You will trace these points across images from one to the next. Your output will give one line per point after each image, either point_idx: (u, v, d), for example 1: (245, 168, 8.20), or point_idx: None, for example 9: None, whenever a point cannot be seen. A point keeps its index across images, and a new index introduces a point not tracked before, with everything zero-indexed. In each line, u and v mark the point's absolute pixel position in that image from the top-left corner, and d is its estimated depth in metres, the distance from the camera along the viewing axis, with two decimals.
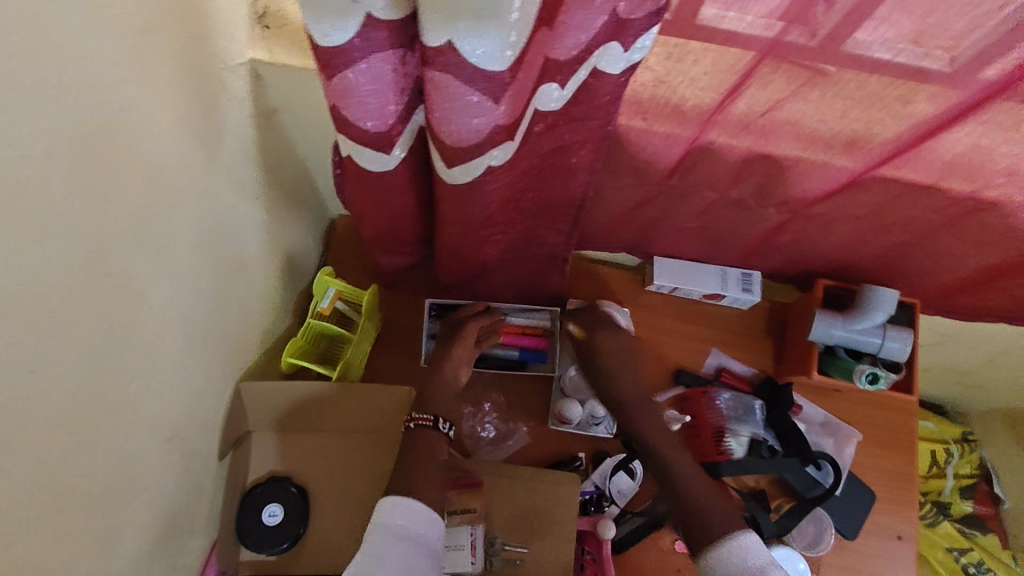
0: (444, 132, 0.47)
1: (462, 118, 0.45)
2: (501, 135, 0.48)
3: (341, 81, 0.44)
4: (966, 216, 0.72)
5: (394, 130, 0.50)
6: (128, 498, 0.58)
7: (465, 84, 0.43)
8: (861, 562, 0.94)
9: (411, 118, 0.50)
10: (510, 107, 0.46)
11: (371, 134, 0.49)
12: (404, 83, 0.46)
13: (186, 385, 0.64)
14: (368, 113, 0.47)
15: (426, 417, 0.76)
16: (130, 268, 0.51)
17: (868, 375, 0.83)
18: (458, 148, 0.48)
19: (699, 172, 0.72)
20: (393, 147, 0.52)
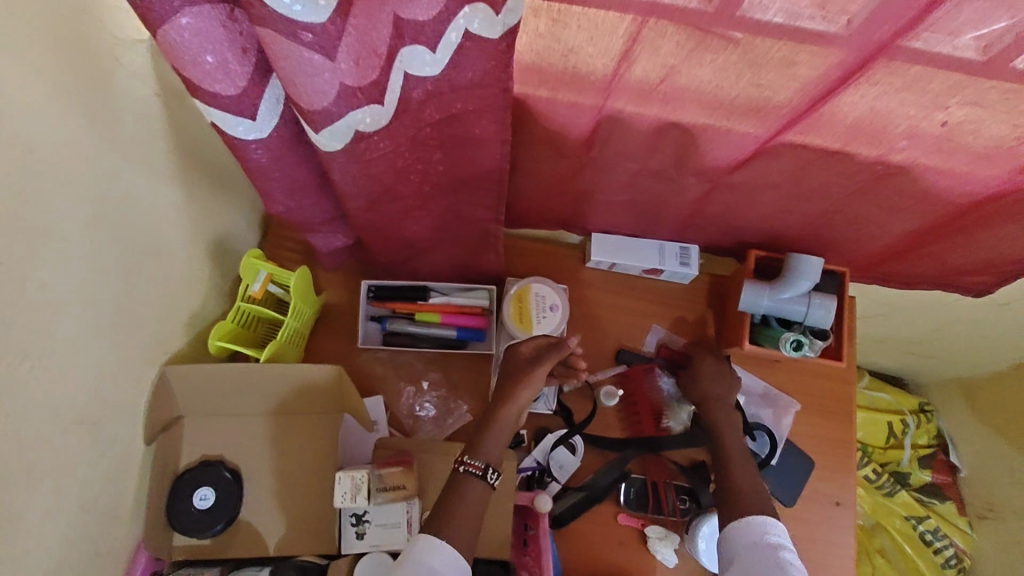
0: (295, 94, 0.48)
1: (305, 77, 0.46)
2: (358, 96, 0.49)
3: (167, 38, 0.44)
4: (879, 181, 0.73)
5: (251, 93, 0.50)
6: (31, 482, 0.57)
7: (294, 40, 0.43)
8: (799, 529, 0.96)
9: (268, 80, 0.50)
10: (358, 66, 0.47)
11: (225, 98, 0.49)
12: (240, 38, 0.46)
13: (90, 368, 0.63)
14: (209, 74, 0.47)
15: (476, 463, 0.76)
16: (10, 248, 0.50)
17: (793, 342, 0.84)
18: (314, 111, 0.49)
19: (615, 142, 0.73)
20: (257, 113, 0.51)
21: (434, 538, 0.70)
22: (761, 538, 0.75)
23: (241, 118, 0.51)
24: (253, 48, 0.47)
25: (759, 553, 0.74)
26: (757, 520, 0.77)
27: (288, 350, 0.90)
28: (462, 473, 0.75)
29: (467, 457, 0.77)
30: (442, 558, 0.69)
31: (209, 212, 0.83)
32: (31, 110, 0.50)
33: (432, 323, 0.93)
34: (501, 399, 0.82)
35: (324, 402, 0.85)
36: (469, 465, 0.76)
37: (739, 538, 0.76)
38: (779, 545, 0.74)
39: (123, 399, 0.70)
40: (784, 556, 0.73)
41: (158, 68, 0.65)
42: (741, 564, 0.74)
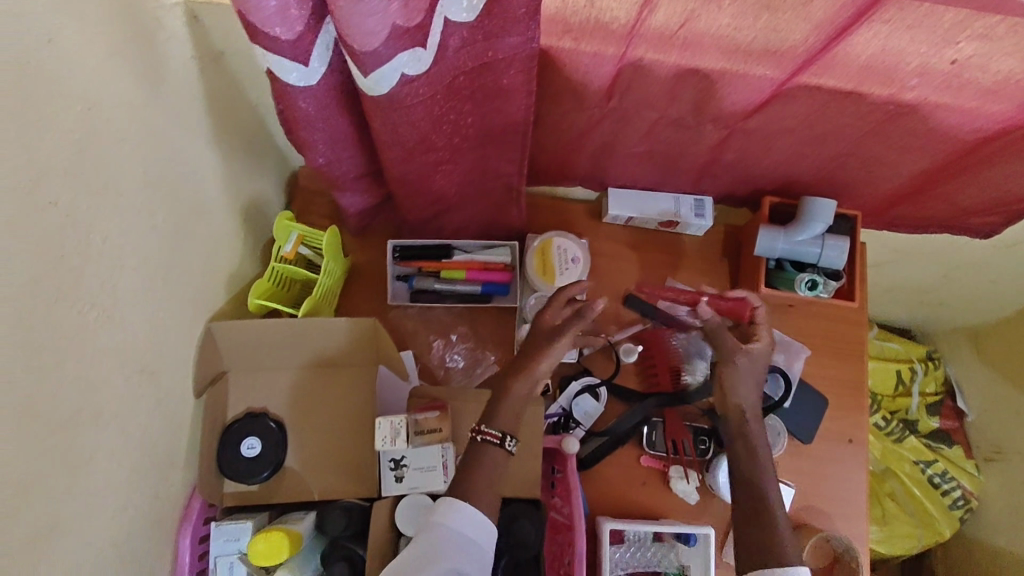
0: (349, 37, 0.50)
1: (362, 20, 0.48)
2: (405, 39, 0.52)
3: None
4: (891, 121, 0.75)
5: (305, 42, 0.52)
6: (99, 423, 0.61)
7: None
8: (813, 465, 1.00)
9: (321, 27, 0.52)
10: (405, 8, 0.50)
11: (282, 42, 0.51)
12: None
13: (146, 320, 0.67)
14: (269, 18, 0.48)
15: (493, 432, 0.78)
16: (74, 201, 0.54)
17: (807, 282, 0.89)
18: (367, 56, 0.52)
19: (634, 91, 0.75)
20: (310, 59, 0.54)
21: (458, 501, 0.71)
22: None
23: (296, 65, 0.54)
24: None
25: None
26: None
27: (322, 307, 0.94)
28: (481, 443, 0.77)
29: (484, 428, 0.79)
30: (464, 519, 0.70)
31: (242, 175, 0.86)
32: (86, 66, 0.53)
33: (457, 280, 0.96)
34: (519, 369, 0.84)
35: (359, 354, 0.89)
36: (486, 434, 0.78)
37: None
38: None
39: (175, 351, 0.74)
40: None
41: (193, 31, 0.67)
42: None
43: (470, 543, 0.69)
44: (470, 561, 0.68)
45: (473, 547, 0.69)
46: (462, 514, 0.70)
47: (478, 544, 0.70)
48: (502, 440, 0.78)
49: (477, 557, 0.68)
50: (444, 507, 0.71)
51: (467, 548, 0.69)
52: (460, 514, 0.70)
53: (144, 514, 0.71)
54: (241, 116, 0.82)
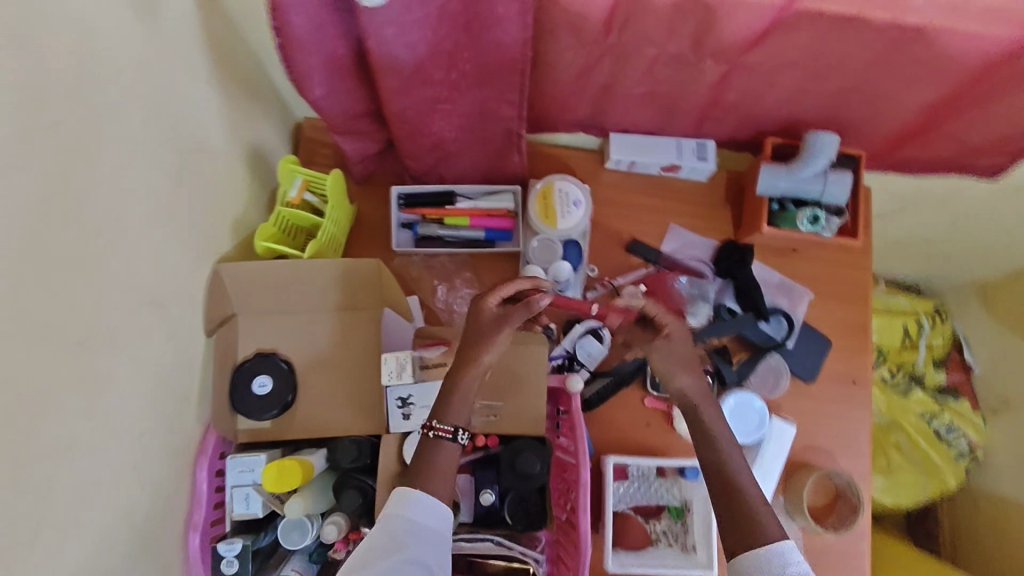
0: None
1: None
2: None
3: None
4: (892, 48, 0.75)
5: None
6: (113, 348, 0.64)
7: None
8: (816, 405, 1.01)
9: None
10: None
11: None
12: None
13: (155, 254, 0.69)
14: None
15: (445, 427, 0.75)
16: (78, 124, 0.55)
17: (809, 217, 0.89)
18: None
19: (634, 25, 0.75)
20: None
21: (415, 491, 0.70)
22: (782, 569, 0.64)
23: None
24: None
25: None
26: (776, 554, 0.65)
27: (328, 253, 0.95)
28: (433, 439, 0.74)
29: (437, 421, 0.75)
30: (423, 508, 0.70)
31: (245, 120, 0.87)
32: None
33: (462, 226, 0.98)
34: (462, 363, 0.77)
35: (365, 296, 0.91)
36: (438, 430, 0.75)
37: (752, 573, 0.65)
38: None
39: (184, 288, 0.76)
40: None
41: None
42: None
43: (428, 532, 0.69)
44: (428, 550, 0.68)
45: (432, 537, 0.69)
46: (423, 505, 0.70)
47: (436, 533, 0.69)
48: (455, 433, 0.75)
49: (438, 545, 0.69)
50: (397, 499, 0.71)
51: (426, 538, 0.68)
52: (416, 504, 0.70)
53: (160, 444, 0.74)
54: (241, 60, 0.83)
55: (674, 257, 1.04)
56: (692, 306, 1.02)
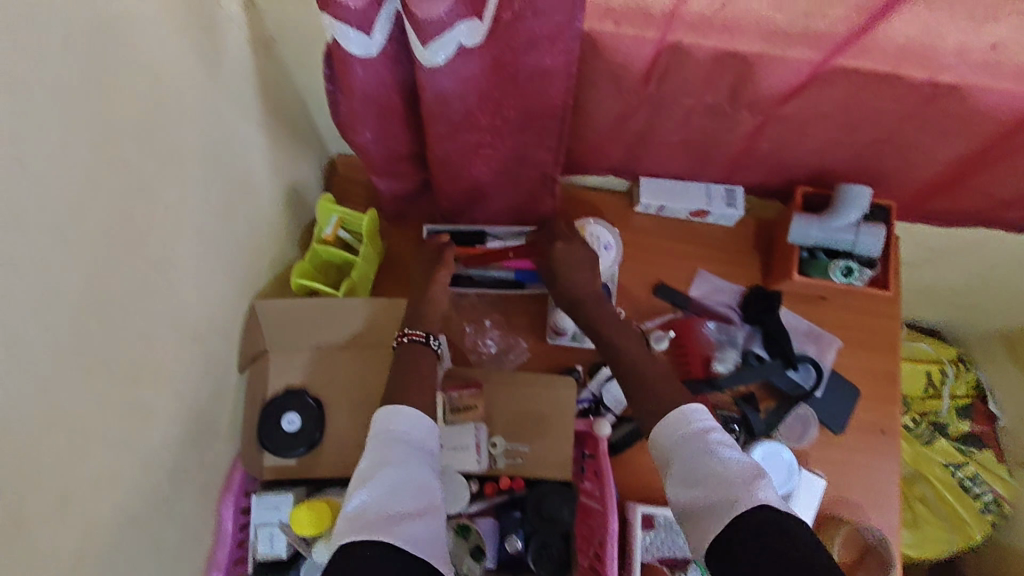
0: (416, 8, 0.51)
1: None
2: (465, 10, 0.53)
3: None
4: (926, 105, 0.76)
5: (371, 12, 0.53)
6: (155, 383, 0.64)
7: None
8: (845, 456, 0.99)
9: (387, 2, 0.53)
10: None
11: (351, 11, 0.52)
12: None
13: (199, 289, 0.70)
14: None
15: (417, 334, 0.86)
16: (141, 167, 0.57)
17: (841, 269, 0.89)
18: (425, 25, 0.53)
19: (672, 76, 0.76)
20: (372, 28, 0.55)
21: (395, 406, 0.72)
22: (691, 428, 0.72)
23: (358, 32, 0.54)
24: None
25: (694, 443, 0.71)
26: (687, 416, 0.74)
27: (360, 290, 0.96)
28: (409, 342, 0.84)
29: (410, 329, 0.86)
30: (404, 421, 0.71)
31: (286, 159, 0.89)
32: (157, 38, 0.56)
33: (491, 264, 1.00)
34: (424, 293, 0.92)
35: (385, 338, 0.91)
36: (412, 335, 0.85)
37: (670, 438, 0.73)
38: (707, 429, 0.72)
39: (223, 323, 0.77)
40: (715, 439, 0.70)
41: (250, 16, 0.71)
42: (680, 458, 0.71)
43: (419, 445, 0.70)
44: (422, 461, 0.68)
45: (422, 450, 0.70)
46: (404, 417, 0.71)
47: (426, 447, 0.70)
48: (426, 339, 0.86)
49: (425, 455, 0.70)
50: (383, 416, 0.72)
51: (412, 448, 0.69)
52: (401, 416, 0.71)
53: (191, 478, 0.74)
54: (286, 100, 0.85)
55: (700, 301, 1.05)
56: (720, 352, 1.02)
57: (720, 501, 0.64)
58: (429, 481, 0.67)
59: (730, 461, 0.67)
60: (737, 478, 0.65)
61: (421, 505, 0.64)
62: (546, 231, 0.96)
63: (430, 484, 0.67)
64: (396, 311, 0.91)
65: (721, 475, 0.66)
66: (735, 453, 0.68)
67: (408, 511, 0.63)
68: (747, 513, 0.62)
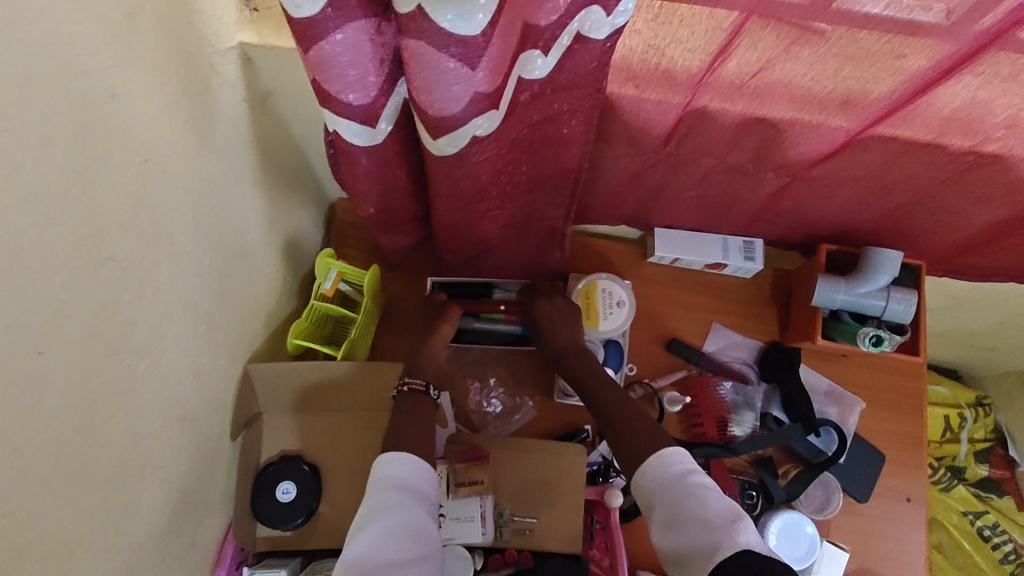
0: (426, 102, 0.46)
1: (441, 85, 0.45)
2: (483, 103, 0.48)
3: (318, 53, 0.43)
4: (967, 172, 0.71)
5: (379, 104, 0.49)
6: (141, 476, 0.59)
7: (441, 51, 0.42)
8: (868, 525, 0.95)
9: (395, 90, 0.49)
10: (489, 74, 0.45)
11: (354, 107, 0.49)
12: (380, 50, 0.45)
13: (191, 366, 0.66)
14: (347, 85, 0.46)
15: (417, 383, 0.81)
16: (131, 254, 0.52)
17: (871, 337, 0.83)
18: (439, 117, 0.48)
19: (694, 137, 0.72)
20: (378, 120, 0.51)
21: (393, 452, 0.68)
22: (668, 472, 0.63)
23: (363, 127, 0.51)
24: (391, 59, 0.46)
25: (673, 489, 0.62)
26: (663, 459, 0.65)
27: (360, 346, 0.92)
28: (408, 391, 0.79)
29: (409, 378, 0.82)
30: (404, 466, 0.67)
31: (284, 213, 0.85)
32: (149, 116, 0.52)
33: (498, 319, 0.94)
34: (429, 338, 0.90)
35: (377, 399, 0.86)
36: (411, 384, 0.81)
37: (650, 487, 0.64)
38: (690, 471, 0.63)
39: (216, 394, 0.73)
40: (695, 482, 0.61)
41: (245, 73, 0.66)
42: (661, 508, 0.61)
43: (417, 490, 0.66)
44: (421, 507, 0.64)
45: (419, 495, 0.65)
46: (404, 462, 0.67)
47: (424, 494, 0.66)
48: (426, 389, 0.81)
49: (425, 505, 0.65)
50: (378, 464, 0.68)
51: (410, 495, 0.65)
52: (397, 461, 0.67)
53: (180, 562, 0.70)
54: (284, 153, 0.81)
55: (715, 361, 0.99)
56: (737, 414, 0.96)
57: (703, 553, 0.55)
58: (428, 527, 0.62)
59: (712, 505, 0.58)
60: (719, 522, 0.56)
61: (421, 550, 0.59)
62: (532, 288, 0.93)
63: (430, 527, 0.62)
64: (388, 376, 0.85)
65: (703, 521, 0.56)
66: (716, 494, 0.59)
67: (411, 557, 0.58)
68: (738, 566, 0.52)
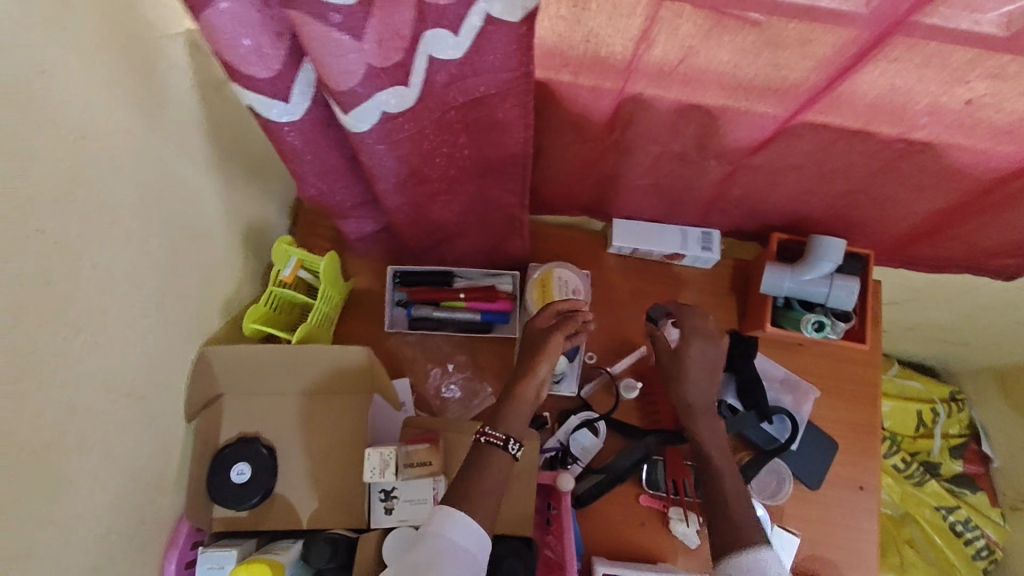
0: (324, 74, 0.50)
1: (333, 56, 0.49)
2: (382, 78, 0.52)
3: (210, 23, 0.46)
4: (901, 160, 0.73)
5: (287, 76, 0.53)
6: (83, 448, 0.61)
7: (328, 24, 0.47)
8: (821, 512, 0.96)
9: (300, 64, 0.52)
10: (377, 45, 0.49)
11: (262, 81, 0.52)
12: (274, 23, 0.48)
13: (140, 344, 0.68)
14: (245, 57, 0.49)
15: (497, 435, 0.80)
16: (65, 228, 0.54)
17: (814, 323, 0.85)
18: (340, 91, 0.52)
19: (637, 124, 0.73)
20: (289, 95, 0.54)
21: (456, 510, 0.71)
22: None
23: (276, 101, 0.54)
24: (286, 33, 0.49)
25: None
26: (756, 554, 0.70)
27: (319, 332, 0.94)
28: (484, 445, 0.78)
29: (490, 428, 0.80)
30: (464, 529, 0.70)
31: (243, 201, 0.87)
32: (83, 95, 0.54)
33: (458, 307, 0.96)
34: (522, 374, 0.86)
35: (339, 384, 0.89)
36: (489, 436, 0.80)
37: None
38: None
39: (167, 374, 0.75)
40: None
41: (195, 60, 0.69)
42: None
43: (468, 556, 0.69)
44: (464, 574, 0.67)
45: (468, 561, 0.68)
46: (461, 524, 0.70)
47: (472, 559, 0.69)
48: (505, 442, 0.79)
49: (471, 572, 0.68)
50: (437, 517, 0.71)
51: (460, 561, 0.68)
52: (458, 523, 0.70)
53: (129, 536, 0.72)
54: (243, 141, 0.83)
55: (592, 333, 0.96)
56: None
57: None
58: None
59: None
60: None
61: None
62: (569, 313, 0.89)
63: None
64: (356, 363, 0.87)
65: None
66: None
67: None
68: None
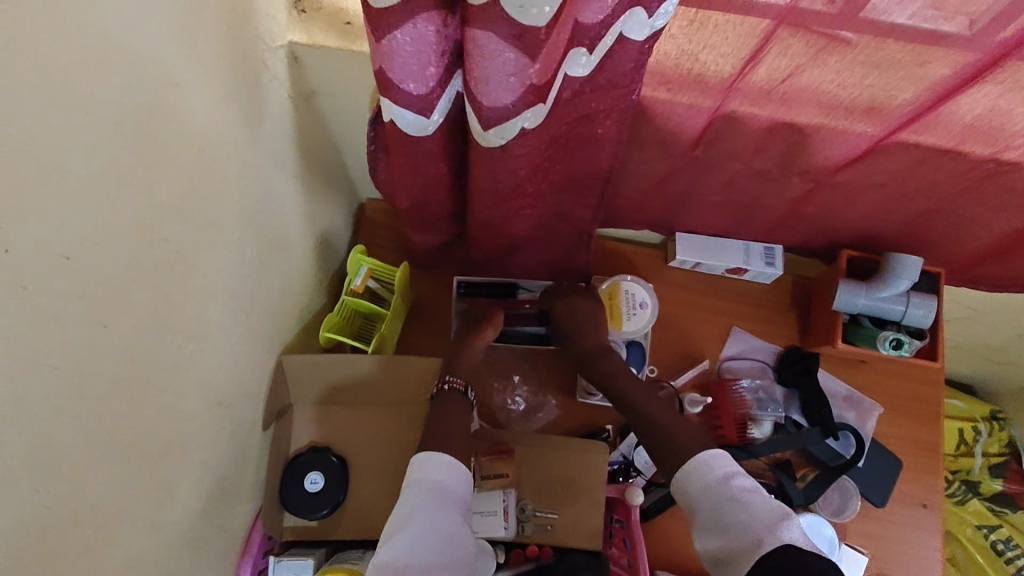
0: (481, 93, 0.51)
1: (499, 76, 0.48)
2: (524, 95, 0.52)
3: (390, 42, 0.47)
4: (987, 180, 0.73)
5: (434, 94, 0.53)
6: (183, 456, 0.62)
7: (503, 42, 0.46)
8: (884, 530, 0.96)
9: (451, 83, 0.53)
10: (541, 68, 0.49)
11: (411, 96, 0.53)
12: (444, 42, 0.49)
13: (232, 352, 0.68)
14: (409, 73, 0.50)
15: (457, 382, 0.84)
16: (182, 237, 0.55)
17: (891, 341, 0.85)
18: (493, 109, 0.52)
19: (724, 141, 0.74)
20: (432, 112, 0.55)
21: (431, 452, 0.70)
22: (711, 475, 0.68)
23: (420, 116, 0.55)
24: (452, 51, 0.50)
25: (714, 493, 0.66)
26: (705, 458, 0.70)
27: (388, 342, 0.94)
28: (448, 389, 0.82)
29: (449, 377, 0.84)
30: (442, 467, 0.69)
31: (319, 210, 0.87)
32: (205, 108, 0.54)
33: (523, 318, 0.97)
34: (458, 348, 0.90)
35: (407, 393, 0.88)
36: (451, 383, 0.83)
37: (691, 488, 0.68)
38: (731, 474, 0.67)
39: (251, 381, 0.75)
40: (739, 485, 0.65)
41: (293, 71, 0.69)
42: (707, 509, 0.66)
43: (452, 493, 0.68)
44: (453, 509, 0.66)
45: (458, 497, 0.68)
46: (439, 463, 0.69)
47: (457, 497, 0.68)
48: (464, 389, 0.83)
49: (457, 509, 0.67)
50: (415, 463, 0.70)
51: (445, 497, 0.67)
52: (435, 462, 0.69)
53: (210, 545, 0.71)
54: (322, 151, 0.83)
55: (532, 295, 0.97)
56: (756, 414, 0.97)
57: (752, 552, 0.59)
58: (461, 532, 0.64)
59: (759, 512, 0.62)
60: (768, 526, 0.60)
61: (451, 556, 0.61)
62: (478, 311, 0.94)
63: (460, 532, 0.64)
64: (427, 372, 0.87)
65: (749, 524, 0.61)
66: (762, 499, 0.64)
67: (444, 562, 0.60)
68: (779, 562, 0.57)
